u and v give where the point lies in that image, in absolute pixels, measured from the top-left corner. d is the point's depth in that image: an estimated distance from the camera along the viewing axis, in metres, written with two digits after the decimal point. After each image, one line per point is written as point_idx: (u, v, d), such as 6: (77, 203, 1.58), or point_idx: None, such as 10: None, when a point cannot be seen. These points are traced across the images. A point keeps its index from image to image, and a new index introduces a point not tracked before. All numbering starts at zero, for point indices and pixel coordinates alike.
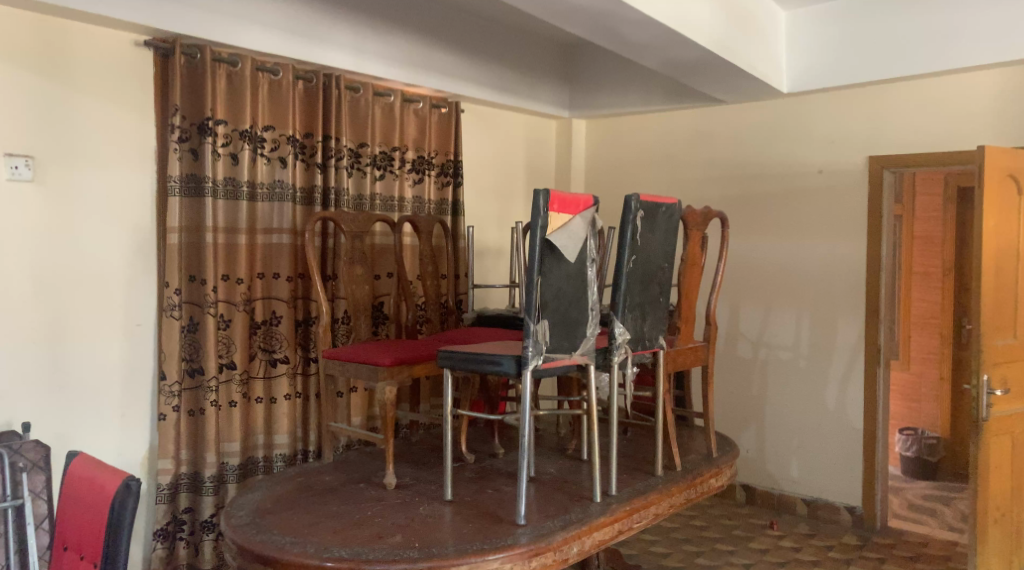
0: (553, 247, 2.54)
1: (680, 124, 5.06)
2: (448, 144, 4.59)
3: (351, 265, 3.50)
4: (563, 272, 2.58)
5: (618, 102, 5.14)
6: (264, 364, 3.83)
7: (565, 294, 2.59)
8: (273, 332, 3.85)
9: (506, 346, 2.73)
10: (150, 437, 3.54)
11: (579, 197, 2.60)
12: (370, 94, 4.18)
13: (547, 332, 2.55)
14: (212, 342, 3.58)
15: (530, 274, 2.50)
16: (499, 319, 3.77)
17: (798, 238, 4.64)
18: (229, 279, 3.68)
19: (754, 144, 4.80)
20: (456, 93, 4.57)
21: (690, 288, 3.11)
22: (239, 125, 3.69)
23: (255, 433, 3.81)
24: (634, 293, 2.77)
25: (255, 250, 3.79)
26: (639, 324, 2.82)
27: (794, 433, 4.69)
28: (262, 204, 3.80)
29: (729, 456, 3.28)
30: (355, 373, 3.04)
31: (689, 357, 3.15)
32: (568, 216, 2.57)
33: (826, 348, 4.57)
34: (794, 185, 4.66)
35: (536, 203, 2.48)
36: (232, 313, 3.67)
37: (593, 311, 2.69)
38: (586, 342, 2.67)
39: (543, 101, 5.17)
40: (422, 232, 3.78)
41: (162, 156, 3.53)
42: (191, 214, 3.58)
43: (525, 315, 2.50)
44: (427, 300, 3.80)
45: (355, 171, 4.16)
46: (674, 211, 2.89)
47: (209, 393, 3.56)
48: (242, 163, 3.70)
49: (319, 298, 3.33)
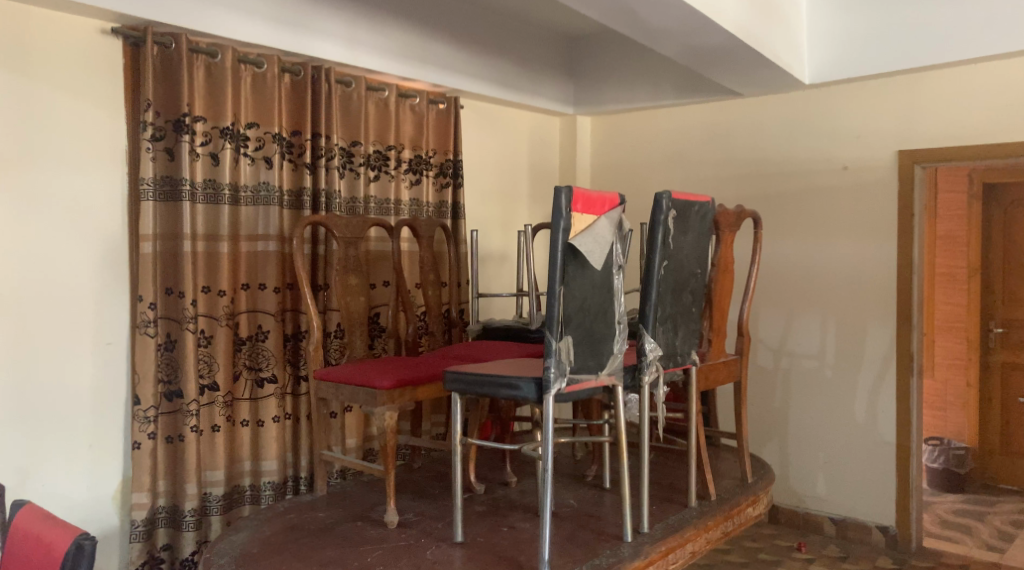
0: (577, 252, 2.22)
1: (692, 119, 4.74)
2: (447, 143, 4.27)
3: (345, 274, 3.17)
4: (588, 281, 2.26)
5: (626, 96, 4.83)
6: (250, 384, 3.51)
7: (590, 306, 2.27)
8: (260, 348, 3.52)
9: (522, 366, 2.41)
10: (124, 468, 3.21)
11: (604, 195, 2.29)
12: (362, 89, 3.85)
13: (571, 351, 2.23)
14: (191, 361, 3.23)
15: (552, 284, 2.17)
16: (506, 331, 3.44)
17: (822, 241, 4.34)
18: (210, 292, 3.36)
19: (773, 139, 4.48)
20: (455, 87, 4.26)
21: (722, 296, 2.80)
22: (220, 122, 3.37)
23: (241, 459, 3.49)
24: (666, 303, 2.46)
25: (238, 259, 3.46)
26: (671, 338, 2.50)
27: (819, 447, 4.36)
28: (246, 208, 3.47)
29: (765, 481, 2.96)
30: (351, 397, 2.71)
31: (722, 373, 2.84)
32: (593, 218, 2.26)
33: (855, 357, 4.26)
34: (817, 183, 4.35)
35: (558, 202, 2.16)
36: (213, 328, 3.37)
37: (621, 324, 2.37)
38: (613, 360, 2.35)
39: (546, 96, 4.86)
40: (422, 237, 3.46)
41: (134, 157, 3.20)
42: (167, 220, 3.25)
43: (547, 330, 2.18)
44: (428, 311, 3.48)
45: (346, 172, 3.83)
46: (708, 210, 2.58)
47: (189, 418, 3.22)
48: (224, 164, 3.37)
49: (310, 311, 2.99)
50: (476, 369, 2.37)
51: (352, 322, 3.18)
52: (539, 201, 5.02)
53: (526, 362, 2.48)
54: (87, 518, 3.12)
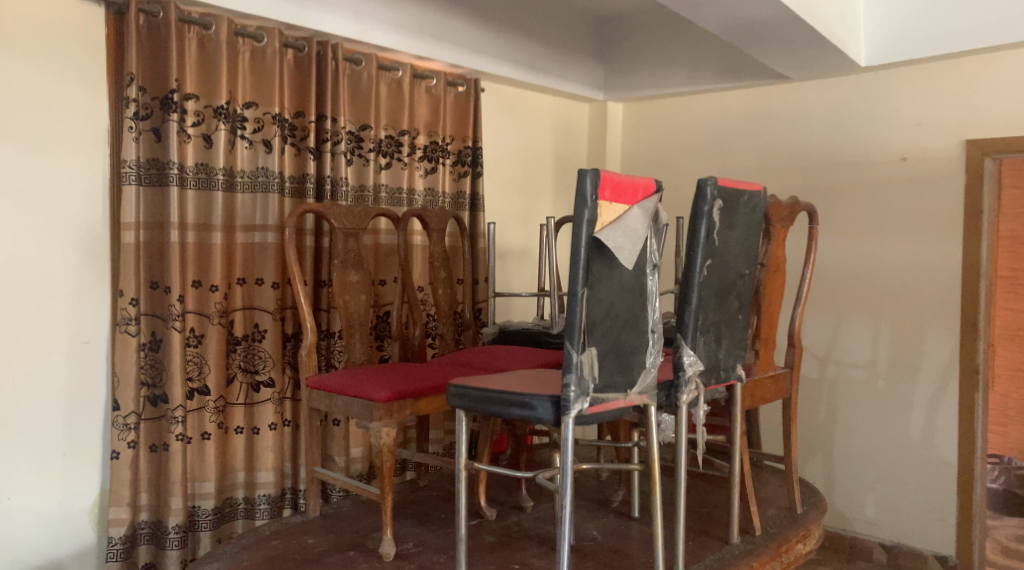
0: (604, 247, 1.87)
1: (733, 106, 4.36)
2: (465, 128, 3.93)
3: (345, 270, 2.85)
4: (617, 282, 1.92)
5: (661, 81, 4.46)
6: (245, 387, 3.21)
7: (619, 312, 1.93)
8: (256, 349, 3.22)
9: (539, 380, 2.07)
10: (102, 480, 2.91)
11: (637, 180, 1.94)
12: (373, 68, 3.52)
13: (595, 365, 1.88)
14: (178, 362, 2.92)
15: (573, 285, 1.83)
16: (525, 335, 3.11)
17: (876, 240, 3.95)
18: (201, 286, 3.06)
19: (822, 128, 4.09)
20: (476, 67, 3.92)
21: (771, 301, 2.45)
22: (214, 101, 3.06)
23: (235, 470, 3.19)
24: (708, 309, 2.11)
25: (233, 251, 3.16)
26: (713, 351, 2.16)
27: (869, 466, 3.99)
28: (242, 195, 3.17)
29: (817, 511, 2.60)
30: (345, 410, 2.39)
31: (769, 389, 2.51)
32: (623, 207, 1.91)
33: (911, 367, 3.87)
34: (871, 177, 3.96)
35: (582, 186, 1.82)
36: (204, 327, 3.06)
37: (655, 334, 2.02)
38: (645, 376, 2.00)
39: (574, 80, 4.51)
40: (433, 230, 3.14)
41: (116, 137, 2.89)
42: (153, 208, 2.94)
43: (567, 341, 1.84)
44: (440, 311, 3.15)
45: (354, 158, 3.52)
46: (758, 201, 2.22)
47: (173, 425, 2.90)
48: (217, 146, 3.06)
49: (304, 311, 2.67)
50: (484, 383, 2.03)
51: (352, 323, 2.85)
52: (564, 194, 4.68)
53: (544, 375, 2.14)
54: (59, 533, 2.83)
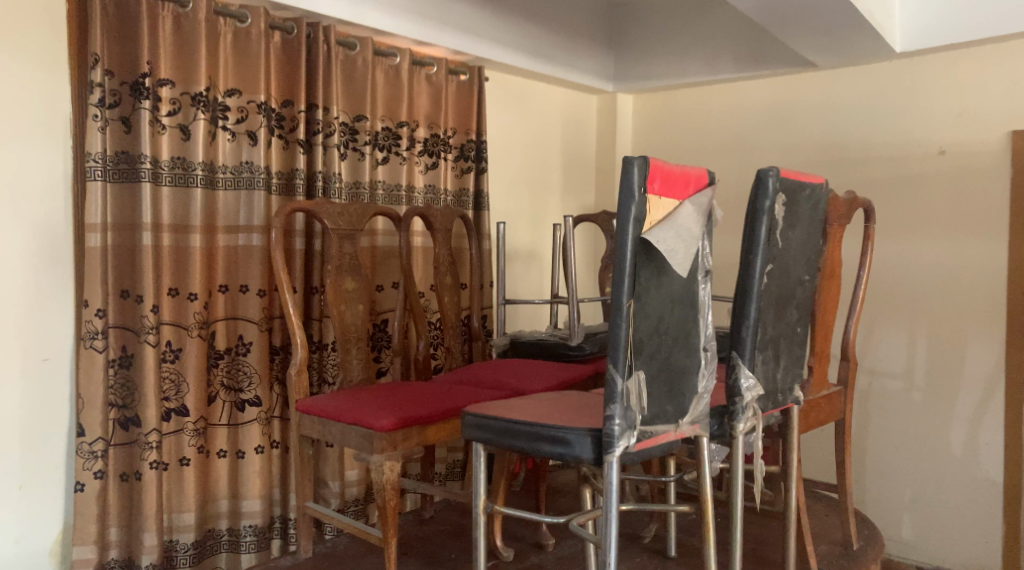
0: (654, 249, 1.57)
1: (754, 97, 4.03)
2: (468, 121, 3.61)
3: (339, 277, 2.53)
4: (667, 293, 1.61)
5: (676, 70, 4.15)
6: (228, 407, 2.89)
7: (669, 328, 1.63)
8: (241, 364, 2.90)
9: (571, 407, 1.77)
10: (65, 513, 2.59)
11: (689, 171, 1.63)
12: (369, 53, 3.21)
13: (643, 393, 1.58)
14: (152, 381, 2.60)
15: (618, 296, 1.53)
16: (540, 347, 2.80)
17: (912, 240, 3.58)
18: (179, 295, 2.74)
19: (851, 117, 3.73)
20: (479, 54, 3.61)
21: (828, 311, 2.14)
22: (191, 87, 2.74)
23: (217, 499, 2.87)
24: (768, 323, 1.81)
25: (215, 255, 2.84)
26: (772, 371, 1.85)
27: (905, 483, 3.62)
28: (224, 192, 2.85)
29: (876, 549, 2.31)
30: (341, 439, 2.09)
31: (823, 411, 2.20)
32: (672, 203, 1.61)
33: (951, 377, 3.51)
34: (906, 171, 3.59)
35: (628, 175, 1.52)
36: (182, 340, 2.75)
37: (710, 352, 1.72)
38: (698, 403, 1.70)
39: (583, 69, 4.19)
40: (437, 232, 2.83)
41: (80, 128, 2.56)
42: (123, 207, 2.61)
43: (610, 365, 1.54)
44: (445, 321, 2.83)
45: (349, 152, 3.21)
46: (820, 195, 1.92)
47: (146, 452, 2.59)
48: (196, 138, 2.74)
49: (292, 323, 2.36)
50: (506, 412, 1.73)
51: (348, 336, 2.53)
52: (572, 191, 4.38)
53: (574, 400, 1.84)
54: None
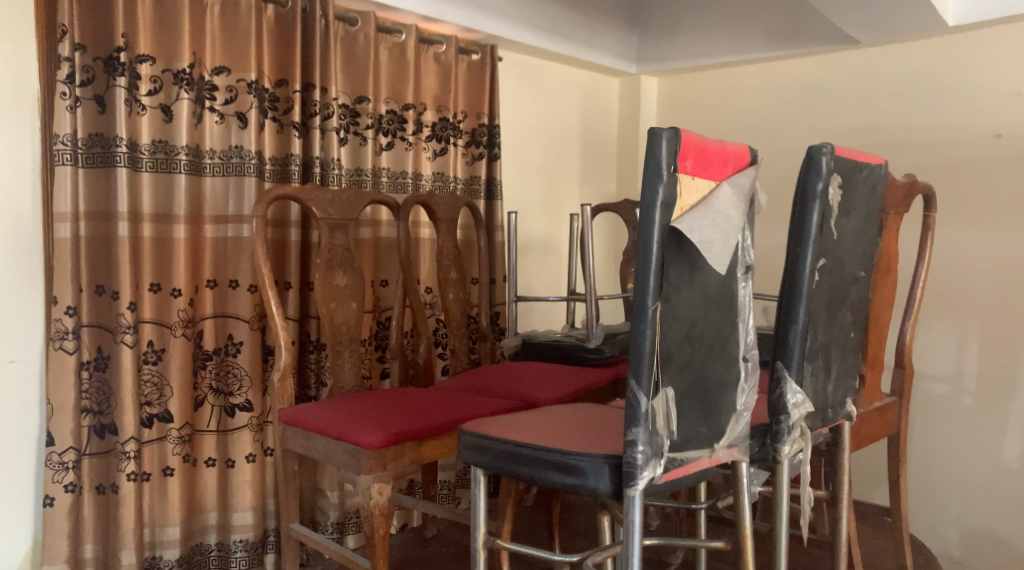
0: (684, 240, 1.32)
1: (788, 77, 3.73)
2: (480, 103, 3.35)
3: (329, 272, 2.28)
4: (700, 292, 1.36)
5: (704, 49, 3.87)
6: (217, 412, 2.66)
7: (701, 334, 1.37)
8: (230, 365, 2.66)
9: (586, 426, 1.52)
10: (36, 528, 2.38)
11: (728, 147, 1.38)
12: (372, 28, 2.96)
13: (671, 413, 1.32)
14: (128, 384, 2.38)
15: (642, 297, 1.27)
16: (554, 348, 2.55)
17: (963, 232, 3.27)
18: (161, 291, 2.51)
19: (895, 98, 3.42)
20: (491, 31, 3.35)
21: (883, 311, 1.87)
22: (173, 64, 2.50)
23: (205, 511, 2.64)
24: (819, 327, 1.55)
25: (201, 246, 2.60)
26: (822, 383, 1.60)
27: (953, 496, 3.32)
28: (212, 179, 2.61)
29: None
30: (325, 456, 1.86)
31: (876, 425, 1.95)
32: (709, 184, 1.35)
33: (1006, 381, 3.19)
34: (957, 156, 3.29)
35: (655, 150, 1.26)
36: (165, 339, 2.52)
37: (750, 363, 1.46)
38: (735, 423, 1.44)
39: (603, 49, 3.92)
40: (441, 222, 2.59)
41: (47, 107, 2.33)
42: (97, 195, 2.38)
43: (634, 380, 1.28)
44: (450, 320, 2.58)
45: (349, 137, 2.96)
46: (879, 177, 1.66)
47: (124, 462, 2.37)
48: (179, 119, 2.51)
49: (275, 323, 2.12)
50: (510, 431, 1.49)
51: (339, 337, 2.29)
52: (591, 180, 4.11)
53: (591, 417, 1.59)
54: None
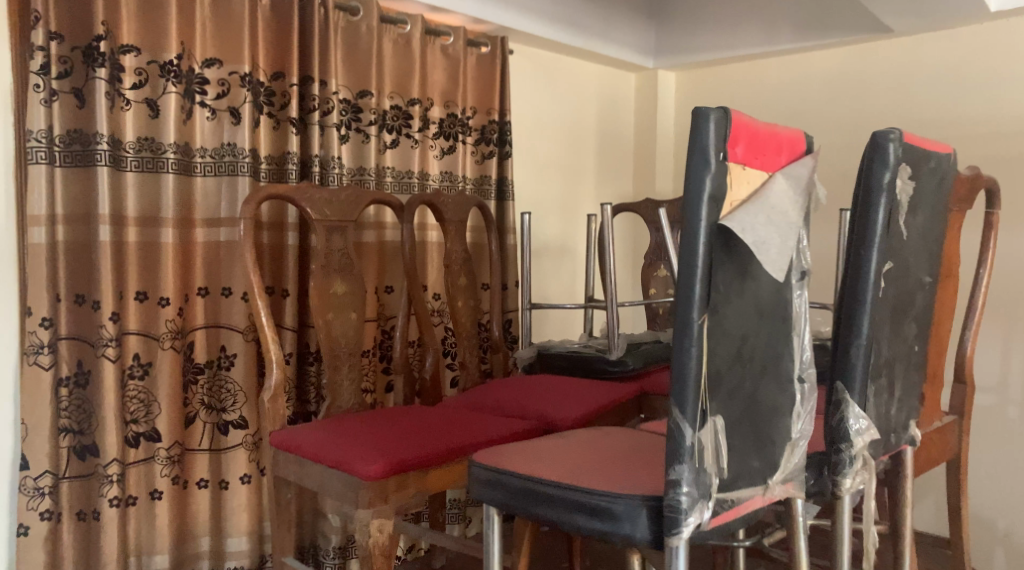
0: (734, 241, 1.19)
1: (816, 70, 3.53)
2: (490, 99, 3.16)
3: (326, 279, 2.09)
4: (752, 303, 1.23)
5: (727, 41, 3.67)
6: (210, 429, 2.46)
7: (755, 352, 1.25)
8: (223, 380, 2.47)
9: (618, 461, 1.38)
10: (11, 557, 2.20)
11: (783, 133, 1.26)
12: (375, 18, 2.76)
13: (721, 446, 1.21)
14: (111, 402, 2.18)
15: (686, 311, 1.16)
16: (572, 359, 2.35)
17: (1008, 234, 3.05)
18: (148, 300, 2.32)
19: (933, 90, 3.21)
20: (502, 22, 3.15)
21: (944, 321, 1.67)
22: (160, 55, 2.32)
23: (197, 537, 2.45)
24: (883, 341, 1.36)
25: (191, 252, 2.41)
26: (885, 407, 1.41)
27: (999, 515, 3.10)
28: (203, 178, 2.42)
29: None
30: (320, 485, 1.69)
31: (933, 447, 1.76)
32: (761, 173, 1.23)
33: None
34: (1001, 152, 3.06)
35: (702, 134, 1.15)
36: (152, 353, 2.32)
37: (806, 384, 1.33)
38: (791, 455, 1.31)
39: (620, 42, 3.73)
40: (449, 224, 2.40)
41: (21, 101, 2.14)
42: (77, 196, 2.20)
43: (677, 410, 1.18)
44: (459, 331, 2.38)
45: (351, 133, 2.77)
46: (947, 167, 1.46)
47: (105, 487, 2.18)
48: (167, 114, 2.32)
49: (266, 336, 1.94)
50: (535, 466, 1.36)
51: (337, 351, 2.09)
52: (606, 180, 3.91)
53: (627, 450, 1.44)
54: None
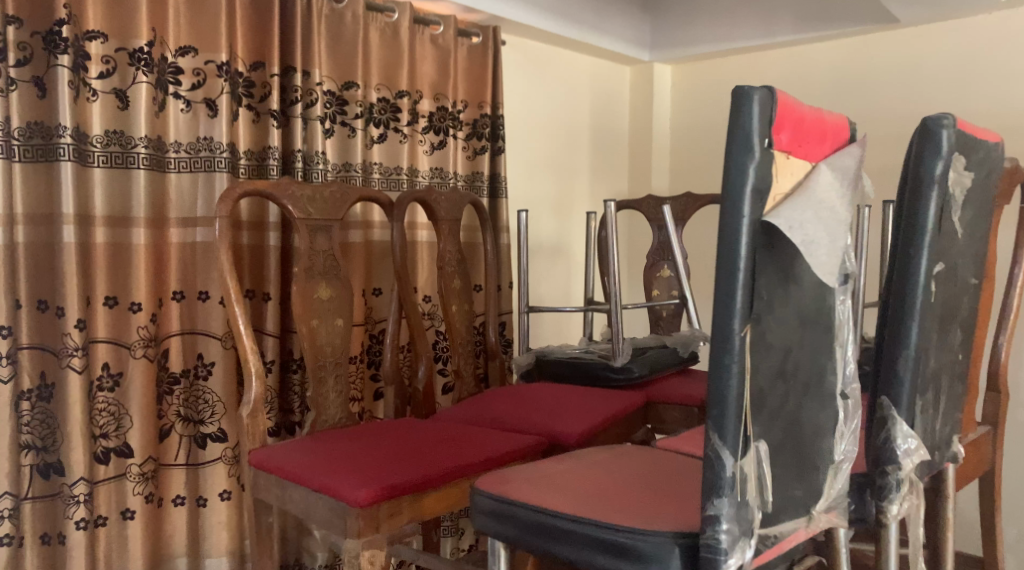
0: (777, 239, 1.14)
1: (817, 62, 3.40)
2: (482, 92, 3.01)
3: (310, 283, 1.94)
4: (793, 311, 1.18)
5: (725, 33, 3.54)
6: (187, 443, 2.30)
7: (796, 366, 1.20)
8: (201, 390, 2.31)
9: (630, 495, 1.34)
10: None
11: (828, 119, 1.20)
12: (360, 4, 2.61)
13: (761, 475, 1.16)
14: (76, 417, 2.02)
15: (726, 322, 1.10)
16: (571, 365, 2.21)
17: None
18: (119, 306, 2.16)
19: (941, 83, 3.09)
20: (494, 11, 3.01)
21: (983, 327, 1.54)
22: (129, 42, 2.15)
23: (173, 558, 2.29)
24: (931, 346, 1.29)
25: (165, 254, 2.25)
26: (931, 422, 1.34)
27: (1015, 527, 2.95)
28: (177, 175, 2.26)
29: None
30: (305, 510, 1.54)
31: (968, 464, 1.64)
32: (803, 164, 1.17)
33: None
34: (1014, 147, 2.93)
35: (746, 118, 1.08)
36: (122, 362, 2.16)
37: (850, 400, 1.27)
38: (833, 481, 1.26)
39: (615, 34, 3.59)
40: (441, 223, 2.25)
41: None
42: (38, 194, 2.04)
43: (715, 435, 1.12)
44: (453, 338, 2.23)
45: (336, 127, 2.62)
46: (998, 159, 1.38)
47: (71, 508, 2.02)
48: (137, 105, 2.16)
49: (245, 346, 1.79)
50: (559, 502, 1.32)
51: (322, 360, 1.94)
52: (601, 177, 3.78)
53: (647, 479, 1.40)
54: None
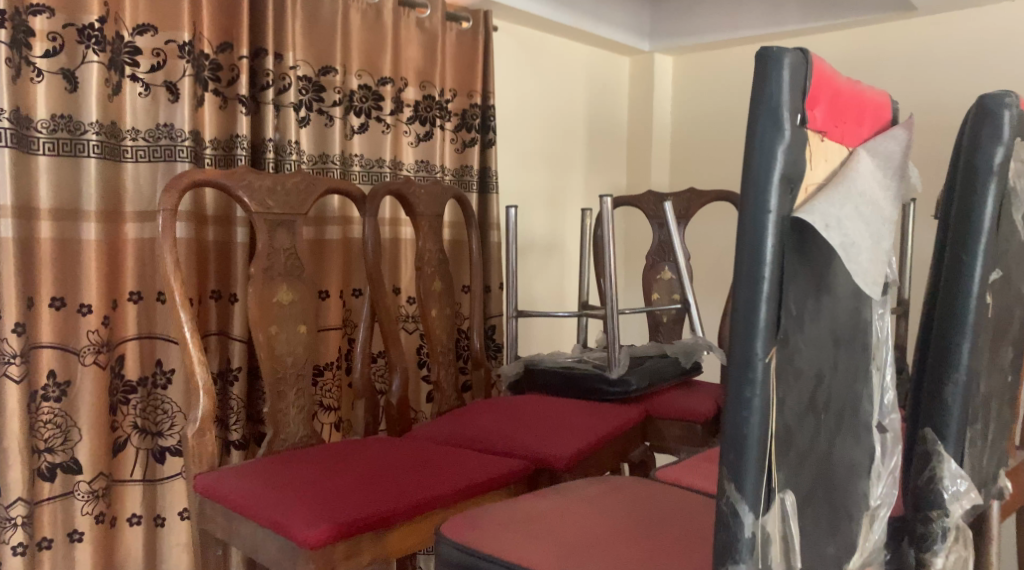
0: (810, 239, 0.97)
1: (826, 52, 3.20)
2: (471, 80, 2.82)
3: (269, 285, 1.75)
4: (825, 326, 1.02)
5: (728, 22, 3.35)
6: (144, 458, 2.11)
7: (829, 392, 1.04)
8: (160, 400, 2.12)
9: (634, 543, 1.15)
10: None
11: (867, 97, 1.07)
12: None
13: (789, 533, 0.99)
14: (13, 432, 1.83)
15: (747, 345, 0.93)
16: (565, 376, 2.02)
17: None
18: (66, 307, 1.96)
19: (958, 75, 2.89)
20: None
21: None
22: (79, 17, 1.96)
23: None
24: (982, 361, 1.17)
25: (120, 251, 2.06)
26: (979, 460, 1.23)
27: None
28: (135, 164, 2.07)
29: None
30: (256, 547, 1.36)
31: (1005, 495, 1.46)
32: (840, 146, 1.03)
33: None
34: None
35: (773, 85, 0.92)
36: (71, 370, 1.97)
37: (888, 433, 1.15)
38: (868, 533, 1.14)
39: (613, 22, 3.39)
40: (421, 218, 2.05)
41: None
42: None
43: (733, 488, 0.95)
44: (433, 347, 2.04)
45: (312, 115, 2.42)
46: None
47: (8, 532, 1.84)
48: (88, 87, 1.97)
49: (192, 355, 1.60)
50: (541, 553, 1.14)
51: (282, 371, 1.75)
52: (599, 173, 3.59)
53: (654, 518, 1.24)
54: None
